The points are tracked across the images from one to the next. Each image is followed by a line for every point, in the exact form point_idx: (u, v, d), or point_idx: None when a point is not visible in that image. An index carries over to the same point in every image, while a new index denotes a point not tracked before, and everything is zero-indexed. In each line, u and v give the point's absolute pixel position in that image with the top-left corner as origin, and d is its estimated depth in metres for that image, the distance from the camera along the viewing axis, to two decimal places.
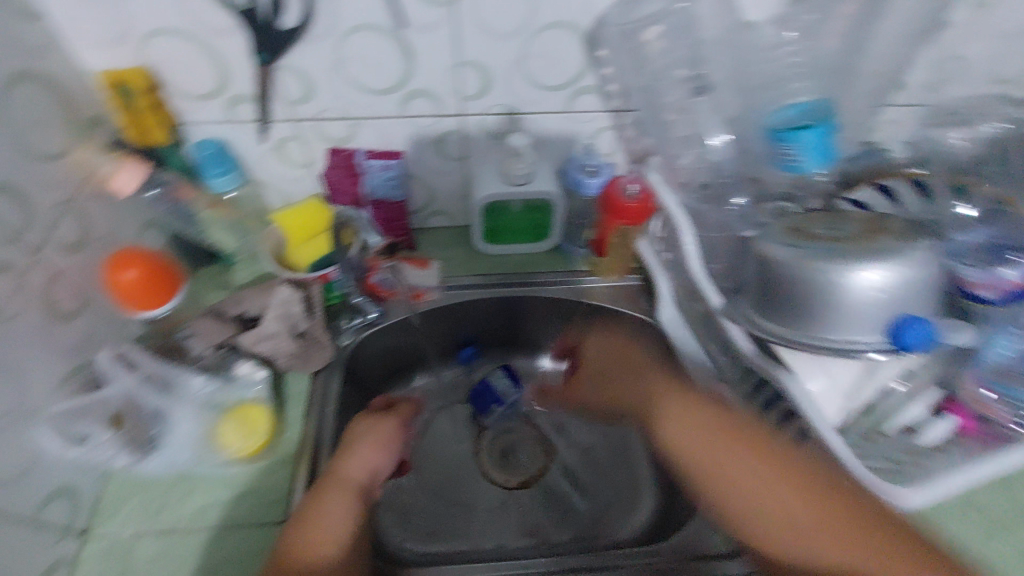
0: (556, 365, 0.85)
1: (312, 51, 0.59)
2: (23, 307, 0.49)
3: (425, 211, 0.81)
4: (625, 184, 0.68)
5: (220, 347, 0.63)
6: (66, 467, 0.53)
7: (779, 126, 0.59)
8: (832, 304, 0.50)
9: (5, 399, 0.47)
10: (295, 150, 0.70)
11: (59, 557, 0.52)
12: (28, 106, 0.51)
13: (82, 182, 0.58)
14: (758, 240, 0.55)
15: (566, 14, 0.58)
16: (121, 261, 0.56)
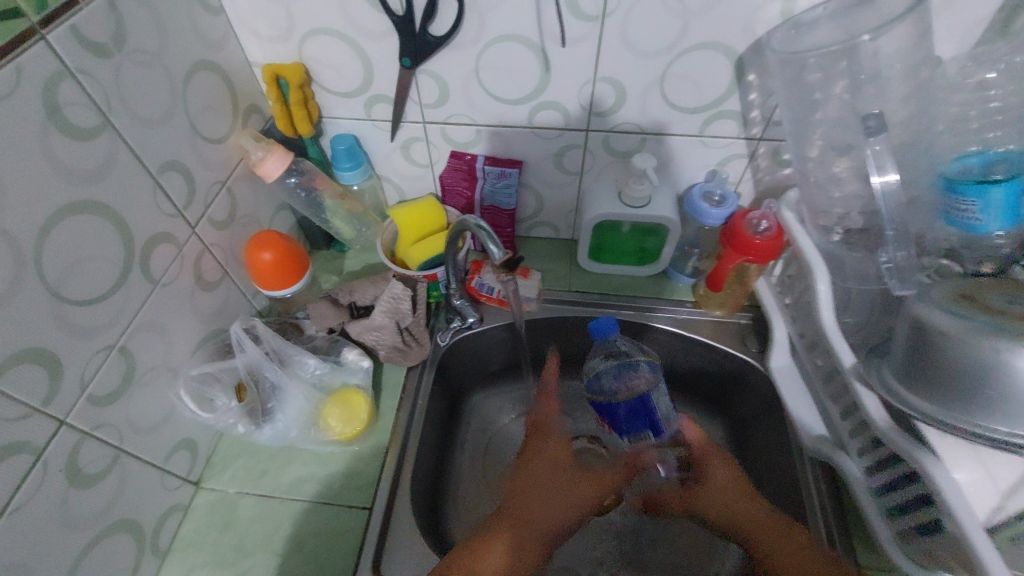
0: None
1: (454, 58, 0.60)
2: (177, 275, 0.55)
3: (533, 220, 0.81)
4: (755, 219, 0.64)
5: (331, 331, 0.66)
6: (192, 423, 0.59)
7: (958, 176, 0.51)
8: (1008, 393, 0.43)
9: (153, 356, 0.52)
10: (421, 151, 0.71)
11: (177, 500, 0.58)
12: (203, 95, 0.57)
13: (237, 165, 0.63)
14: (915, 303, 0.50)
15: (722, 35, 0.54)
16: (261, 242, 0.60)
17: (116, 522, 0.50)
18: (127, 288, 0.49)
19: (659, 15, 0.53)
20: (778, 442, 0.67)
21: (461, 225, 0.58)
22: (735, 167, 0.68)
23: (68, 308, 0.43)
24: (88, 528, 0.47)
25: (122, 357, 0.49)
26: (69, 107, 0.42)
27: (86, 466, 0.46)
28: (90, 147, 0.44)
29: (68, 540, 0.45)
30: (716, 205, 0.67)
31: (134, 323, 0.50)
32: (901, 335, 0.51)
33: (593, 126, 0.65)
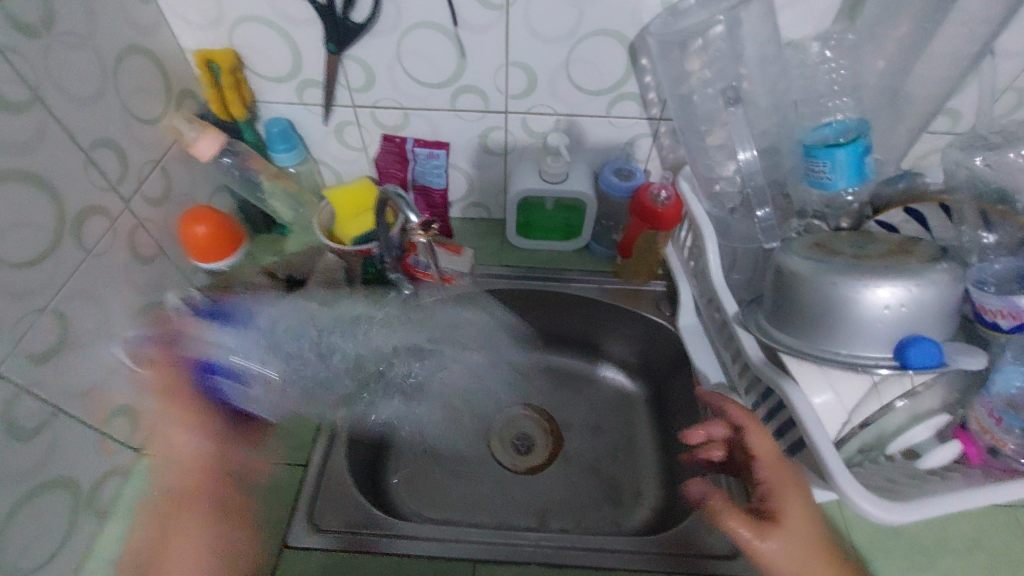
0: (574, 361, 0.88)
1: (377, 44, 0.65)
2: (112, 246, 0.58)
3: (465, 201, 0.87)
4: (656, 191, 0.70)
5: (272, 301, 0.73)
6: (130, 390, 0.62)
7: (815, 143, 0.58)
8: (845, 319, 0.50)
9: (87, 322, 0.55)
10: (353, 134, 0.76)
11: (116, 465, 0.61)
12: (134, 78, 0.60)
13: (171, 147, 0.66)
14: (780, 252, 0.57)
15: (614, 23, 0.61)
16: (194, 216, 0.64)
17: (53, 479, 0.52)
18: (61, 255, 0.51)
19: (558, 4, 0.60)
20: (687, 395, 0.75)
21: (382, 195, 0.63)
22: (642, 146, 0.74)
23: (3, 270, 0.46)
24: (26, 481, 0.50)
25: (56, 320, 0.51)
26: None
27: (23, 421, 0.49)
28: (23, 120, 0.47)
29: (6, 489, 0.47)
30: (624, 179, 0.74)
31: (67, 288, 0.52)
32: (768, 283, 0.58)
33: (510, 108, 0.71)
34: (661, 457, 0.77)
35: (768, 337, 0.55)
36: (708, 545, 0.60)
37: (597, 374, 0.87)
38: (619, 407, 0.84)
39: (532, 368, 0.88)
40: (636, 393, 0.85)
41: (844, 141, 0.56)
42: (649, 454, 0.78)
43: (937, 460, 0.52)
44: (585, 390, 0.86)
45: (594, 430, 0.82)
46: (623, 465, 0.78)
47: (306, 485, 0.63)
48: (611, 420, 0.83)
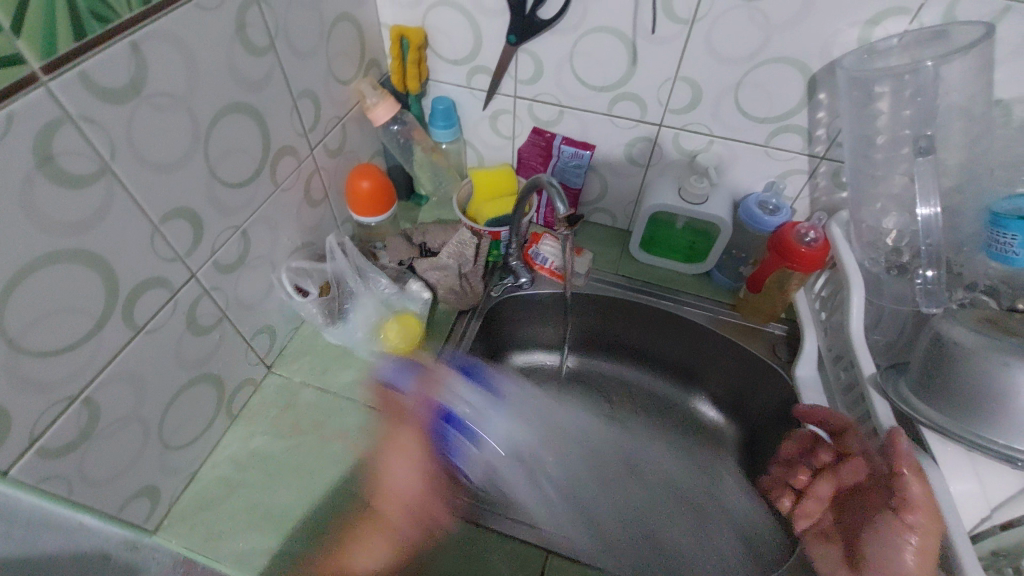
0: (667, 384, 0.86)
1: (554, 42, 0.68)
2: (293, 186, 0.65)
3: (593, 206, 0.88)
4: (803, 230, 0.67)
5: (401, 264, 0.76)
6: (277, 312, 0.69)
7: (1006, 211, 0.53)
8: (1010, 406, 0.46)
9: (262, 246, 0.63)
10: (506, 123, 0.80)
11: (251, 376, 0.68)
12: (341, 42, 0.67)
13: (353, 107, 0.73)
14: (942, 320, 0.53)
15: (800, 53, 0.60)
16: (362, 172, 0.70)
17: (207, 372, 0.60)
18: (258, 183, 0.59)
19: (746, 26, 0.59)
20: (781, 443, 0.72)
21: (533, 182, 0.65)
22: (795, 182, 0.72)
23: (218, 186, 0.54)
24: (190, 369, 0.57)
25: (242, 238, 0.59)
26: (251, 28, 0.53)
27: (201, 317, 0.57)
28: (258, 61, 0.55)
29: (177, 371, 0.55)
30: (769, 213, 0.71)
31: (255, 213, 0.60)
32: (920, 350, 0.54)
33: (666, 121, 0.72)
34: (746, 504, 0.74)
35: (907, 405, 0.52)
36: None
37: (688, 405, 0.85)
38: (705, 442, 0.81)
39: (621, 382, 0.88)
40: (722, 430, 0.82)
41: None
42: (730, 497, 0.76)
43: None
44: (673, 417, 0.84)
45: (676, 458, 0.81)
46: (702, 503, 0.75)
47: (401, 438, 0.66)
48: (696, 454, 0.81)
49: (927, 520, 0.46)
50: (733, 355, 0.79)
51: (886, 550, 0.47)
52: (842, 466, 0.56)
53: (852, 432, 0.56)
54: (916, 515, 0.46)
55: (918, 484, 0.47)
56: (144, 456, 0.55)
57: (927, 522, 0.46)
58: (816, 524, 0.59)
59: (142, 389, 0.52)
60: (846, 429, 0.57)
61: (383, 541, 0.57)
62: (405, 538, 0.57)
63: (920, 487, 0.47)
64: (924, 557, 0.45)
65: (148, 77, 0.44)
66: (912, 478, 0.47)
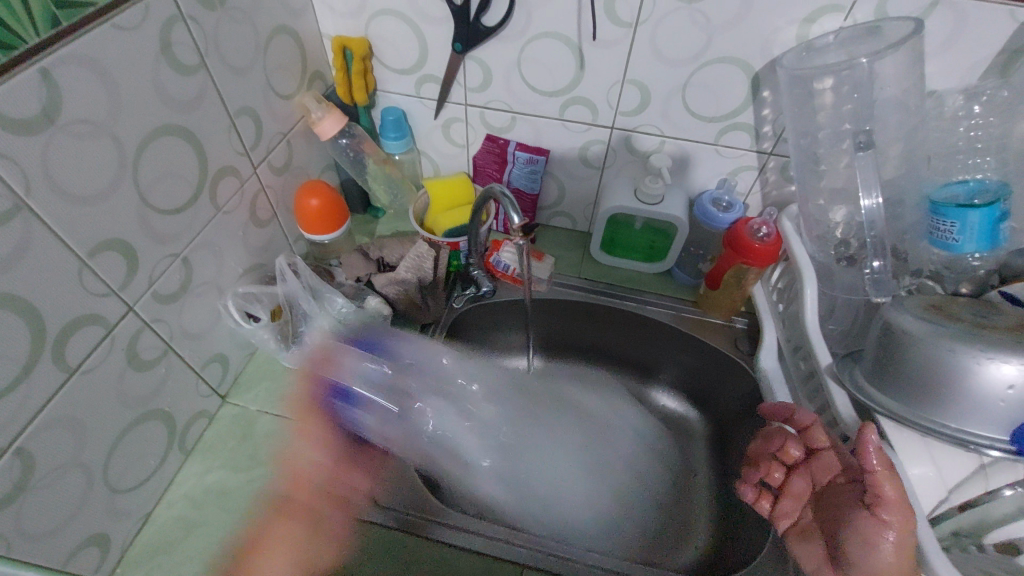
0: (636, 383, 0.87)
1: (500, 48, 0.67)
2: (237, 207, 0.63)
3: (552, 210, 0.88)
4: (756, 225, 0.68)
5: (358, 280, 0.74)
6: (228, 340, 0.66)
7: (944, 200, 0.55)
8: (956, 391, 0.47)
9: (206, 272, 0.60)
10: (459, 131, 0.79)
11: (204, 409, 0.65)
12: (280, 56, 0.65)
13: (298, 122, 0.71)
14: (890, 308, 0.55)
15: (742, 52, 0.60)
16: (310, 189, 0.68)
17: (154, 410, 0.57)
18: (197, 207, 0.56)
19: (688, 28, 0.60)
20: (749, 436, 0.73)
21: (486, 193, 0.64)
22: (745, 178, 0.73)
23: (152, 214, 0.51)
24: (135, 407, 0.54)
25: (183, 265, 0.56)
26: (178, 46, 0.50)
27: (142, 352, 0.54)
28: (188, 80, 0.52)
29: (120, 411, 0.52)
30: (723, 210, 0.72)
31: (196, 239, 0.57)
32: (872, 338, 0.56)
33: (618, 123, 0.72)
34: (716, 499, 0.75)
35: (862, 394, 0.53)
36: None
37: (655, 403, 0.85)
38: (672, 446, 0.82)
39: (589, 384, 0.88)
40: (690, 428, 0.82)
41: (980, 202, 0.52)
42: (702, 492, 0.76)
43: None
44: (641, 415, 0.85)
45: (648, 457, 0.81)
46: (676, 500, 0.76)
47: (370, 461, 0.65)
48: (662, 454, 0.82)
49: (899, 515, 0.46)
50: (698, 351, 0.80)
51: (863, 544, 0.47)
52: (815, 463, 0.57)
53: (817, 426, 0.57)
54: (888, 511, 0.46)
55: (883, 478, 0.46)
56: (88, 505, 0.52)
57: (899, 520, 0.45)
58: (794, 522, 0.59)
59: (81, 435, 0.49)
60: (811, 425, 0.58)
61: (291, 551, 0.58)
62: (316, 552, 0.58)
63: (889, 479, 0.46)
64: (901, 553, 0.45)
65: (63, 104, 0.41)
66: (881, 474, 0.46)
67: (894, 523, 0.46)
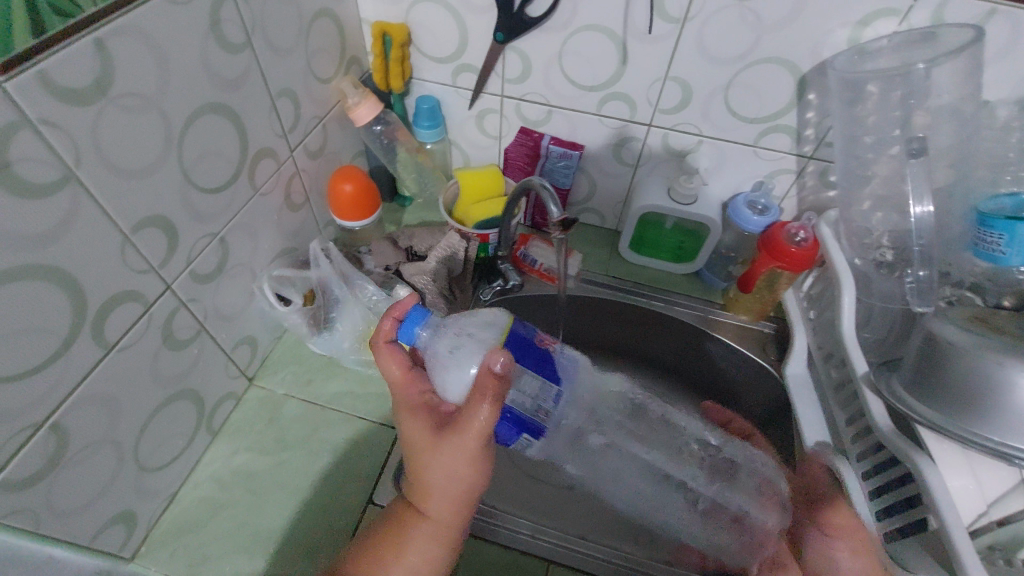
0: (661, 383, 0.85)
1: (541, 39, 0.66)
2: (273, 189, 0.62)
3: (582, 206, 0.87)
4: (793, 230, 0.68)
5: (387, 269, 0.73)
6: (257, 323, 0.66)
7: (992, 211, 0.54)
8: (1001, 403, 0.46)
9: (240, 253, 0.59)
10: (493, 122, 0.78)
11: (232, 390, 0.65)
12: (321, 39, 0.64)
13: (334, 107, 0.70)
14: (934, 319, 0.54)
15: (791, 52, 0.60)
16: (344, 175, 0.68)
17: (185, 389, 0.57)
18: (235, 187, 0.56)
19: (736, 26, 0.59)
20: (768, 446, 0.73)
21: (524, 184, 0.63)
22: (782, 182, 0.73)
23: (193, 192, 0.51)
24: (168, 386, 0.54)
25: (220, 245, 0.56)
26: (226, 23, 0.50)
27: (177, 331, 0.53)
28: (233, 59, 0.52)
29: (153, 388, 0.52)
30: (758, 213, 0.72)
31: (233, 220, 0.57)
32: (913, 348, 0.55)
33: (656, 121, 0.71)
34: None
35: (901, 402, 0.53)
36: None
37: (680, 407, 0.84)
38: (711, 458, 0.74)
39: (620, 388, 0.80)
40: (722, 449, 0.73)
41: None
42: None
43: None
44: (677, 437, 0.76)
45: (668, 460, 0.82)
46: None
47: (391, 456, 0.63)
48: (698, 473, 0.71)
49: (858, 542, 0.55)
50: (724, 354, 0.79)
51: (821, 560, 0.56)
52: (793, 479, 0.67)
53: (816, 456, 0.64)
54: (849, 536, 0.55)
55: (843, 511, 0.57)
56: (119, 481, 0.51)
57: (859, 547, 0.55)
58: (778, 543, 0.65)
59: (114, 411, 0.48)
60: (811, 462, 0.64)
61: (374, 542, 0.50)
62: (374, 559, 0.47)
63: (845, 517, 0.56)
64: (856, 573, 0.53)
65: (116, 76, 0.40)
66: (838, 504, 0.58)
67: (849, 545, 0.55)
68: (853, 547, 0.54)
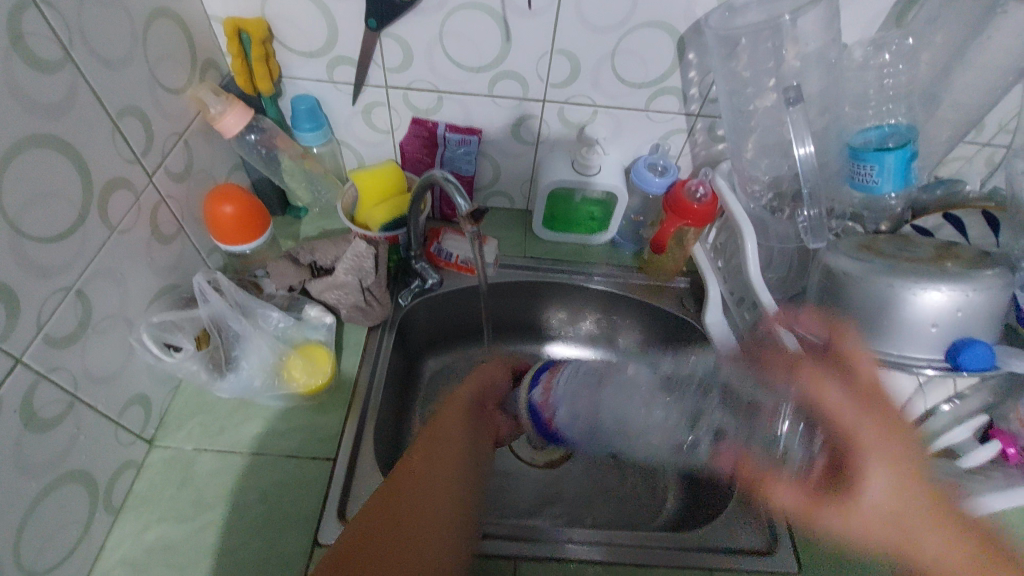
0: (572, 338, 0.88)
1: (419, 23, 0.62)
2: (134, 223, 0.54)
3: (489, 191, 0.85)
4: (693, 186, 0.70)
5: (292, 289, 0.67)
6: (145, 376, 0.58)
7: (861, 146, 0.58)
8: (895, 321, 0.50)
9: (107, 302, 0.51)
10: (381, 116, 0.73)
11: (129, 458, 0.57)
12: (162, 44, 0.56)
13: (194, 120, 0.62)
14: (826, 252, 0.58)
15: (667, 15, 0.60)
16: (221, 194, 0.60)
17: (69, 471, 0.49)
18: (84, 229, 0.47)
19: None
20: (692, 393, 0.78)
21: (427, 179, 0.60)
22: (676, 141, 0.75)
23: (27, 243, 0.42)
24: (42, 474, 0.45)
25: (78, 300, 0.48)
26: (33, 37, 0.41)
27: (42, 409, 0.45)
28: (51, 79, 0.43)
29: (24, 480, 0.44)
30: (659, 174, 0.73)
31: (90, 267, 0.49)
32: (813, 281, 0.59)
33: (549, 96, 0.70)
34: None
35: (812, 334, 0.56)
36: (737, 542, 0.60)
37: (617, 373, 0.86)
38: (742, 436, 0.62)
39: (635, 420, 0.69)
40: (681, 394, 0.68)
41: (894, 146, 0.56)
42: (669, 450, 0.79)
43: (976, 460, 0.52)
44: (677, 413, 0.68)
45: None
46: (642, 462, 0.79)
47: (346, 433, 0.62)
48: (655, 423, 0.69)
49: (883, 451, 0.44)
50: (650, 314, 0.81)
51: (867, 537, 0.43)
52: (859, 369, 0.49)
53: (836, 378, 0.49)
54: (873, 439, 0.45)
55: (841, 398, 0.48)
56: None
57: (888, 450, 0.44)
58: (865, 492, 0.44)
59: None
60: (843, 361, 0.51)
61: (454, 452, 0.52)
62: (446, 467, 0.50)
63: (833, 390, 0.49)
64: (890, 491, 0.43)
65: None
66: (885, 449, 0.44)
67: (903, 495, 0.42)
68: (903, 484, 0.43)
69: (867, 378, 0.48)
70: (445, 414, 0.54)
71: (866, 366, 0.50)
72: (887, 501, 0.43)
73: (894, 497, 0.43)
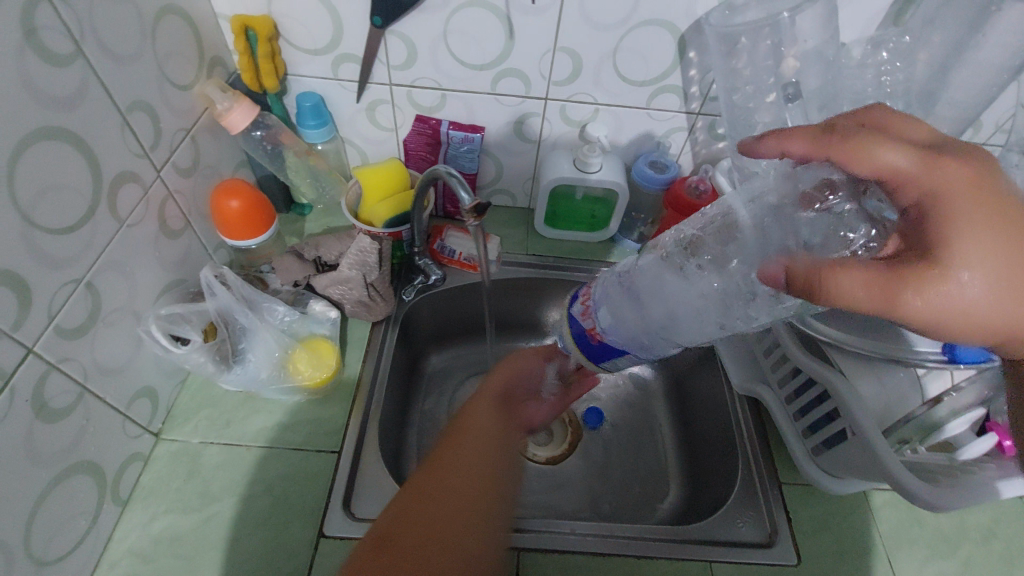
0: None
1: (424, 21, 0.63)
2: (142, 218, 0.54)
3: (491, 188, 0.86)
4: (693, 183, 0.71)
5: (296, 285, 0.68)
6: (152, 369, 0.58)
7: None
8: None
9: (116, 295, 0.52)
10: (385, 113, 0.74)
11: (137, 450, 0.57)
12: (170, 41, 0.56)
13: (201, 116, 0.63)
14: None
15: (669, 13, 0.61)
16: (228, 189, 0.60)
17: (77, 462, 0.49)
18: (93, 222, 0.48)
19: None
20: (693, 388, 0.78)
21: (430, 175, 0.60)
22: (676, 139, 0.76)
23: (38, 234, 0.43)
24: (52, 464, 0.46)
25: (88, 292, 0.48)
26: (46, 31, 0.42)
27: (52, 399, 0.45)
28: (63, 74, 0.44)
29: (35, 469, 0.44)
30: (659, 172, 0.74)
31: (100, 259, 0.49)
32: None
33: (551, 94, 0.71)
34: (679, 449, 0.78)
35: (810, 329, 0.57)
36: (737, 534, 0.60)
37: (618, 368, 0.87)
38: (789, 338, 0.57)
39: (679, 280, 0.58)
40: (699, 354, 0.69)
41: None
42: (670, 444, 0.79)
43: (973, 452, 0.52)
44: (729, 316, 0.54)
45: (612, 414, 0.84)
46: (645, 457, 0.79)
47: (351, 427, 0.63)
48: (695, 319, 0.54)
49: (977, 204, 0.35)
50: None
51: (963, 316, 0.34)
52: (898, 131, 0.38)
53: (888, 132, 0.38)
54: (943, 195, 0.35)
55: (895, 147, 0.37)
56: None
57: (984, 208, 0.35)
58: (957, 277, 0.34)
59: None
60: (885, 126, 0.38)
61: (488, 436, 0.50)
62: (484, 447, 0.48)
63: (895, 149, 0.37)
64: (986, 269, 0.34)
65: None
66: (941, 159, 0.36)
67: (992, 250, 0.34)
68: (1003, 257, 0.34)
69: (919, 134, 0.38)
70: (476, 402, 0.54)
71: (893, 120, 0.39)
72: (987, 265, 0.34)
73: (990, 259, 0.34)
